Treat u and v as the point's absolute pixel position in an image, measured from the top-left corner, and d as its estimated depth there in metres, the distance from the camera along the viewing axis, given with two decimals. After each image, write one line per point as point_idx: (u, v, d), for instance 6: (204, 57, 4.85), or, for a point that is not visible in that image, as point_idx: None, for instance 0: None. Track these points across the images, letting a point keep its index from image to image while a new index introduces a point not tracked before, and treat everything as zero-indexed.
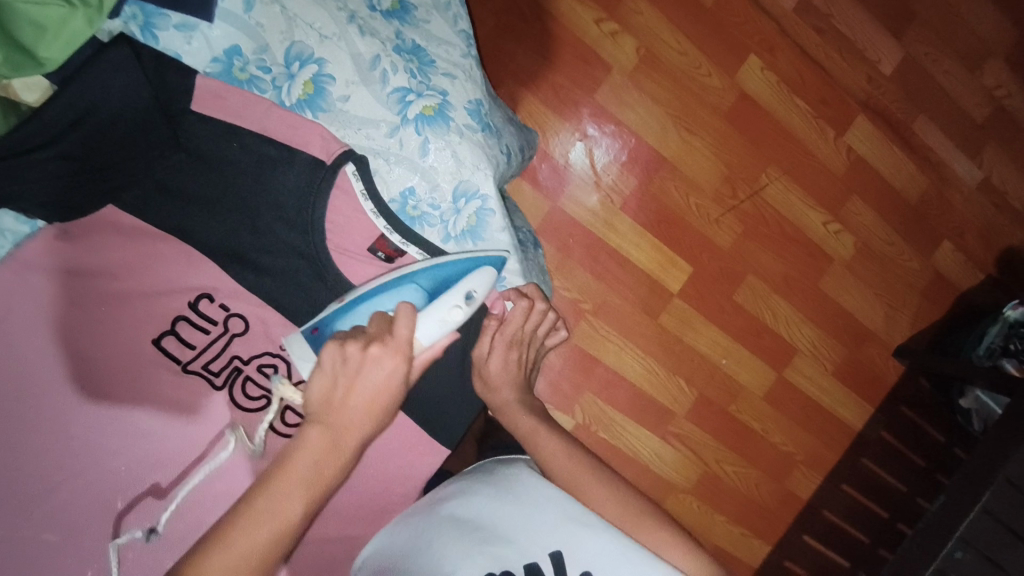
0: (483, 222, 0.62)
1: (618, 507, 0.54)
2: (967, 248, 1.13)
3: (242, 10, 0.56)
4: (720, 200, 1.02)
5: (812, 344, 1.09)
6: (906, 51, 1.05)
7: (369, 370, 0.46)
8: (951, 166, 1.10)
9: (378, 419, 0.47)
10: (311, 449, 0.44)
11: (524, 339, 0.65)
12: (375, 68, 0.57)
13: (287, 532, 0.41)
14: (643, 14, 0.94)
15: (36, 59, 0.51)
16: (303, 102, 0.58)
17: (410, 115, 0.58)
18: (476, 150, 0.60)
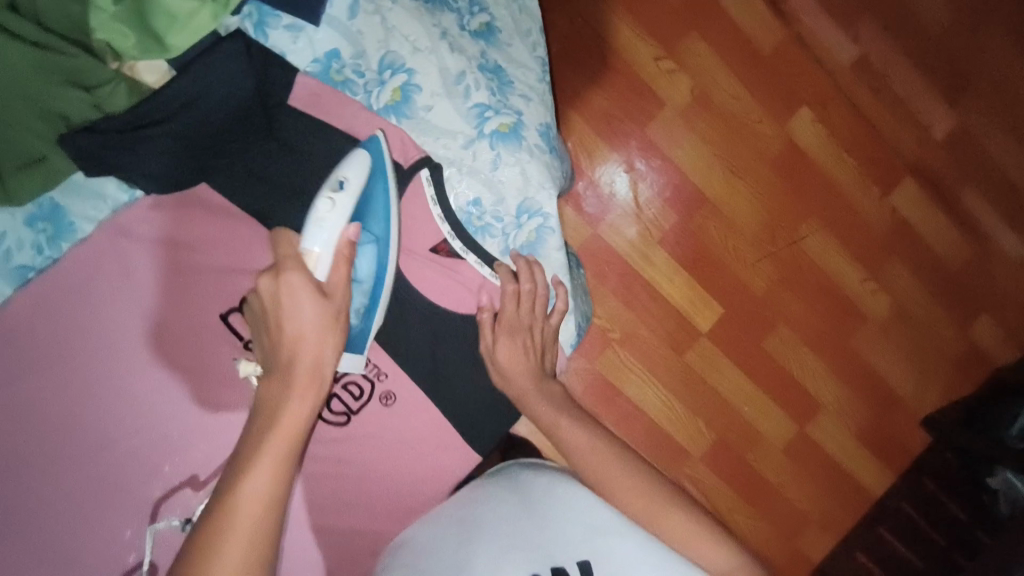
0: (541, 240, 0.65)
1: (644, 504, 0.56)
2: (1006, 323, 1.11)
3: (346, 16, 0.59)
4: (758, 245, 1.02)
5: (837, 401, 1.08)
6: (960, 120, 1.05)
7: (284, 299, 0.48)
8: (997, 240, 1.09)
9: (314, 341, 0.48)
10: (266, 398, 0.47)
11: (533, 323, 0.64)
12: (459, 83, 0.60)
13: (275, 477, 0.44)
14: (703, 57, 0.96)
15: (162, 44, 0.57)
16: (389, 107, 0.61)
17: (486, 130, 0.60)
18: (544, 169, 0.62)
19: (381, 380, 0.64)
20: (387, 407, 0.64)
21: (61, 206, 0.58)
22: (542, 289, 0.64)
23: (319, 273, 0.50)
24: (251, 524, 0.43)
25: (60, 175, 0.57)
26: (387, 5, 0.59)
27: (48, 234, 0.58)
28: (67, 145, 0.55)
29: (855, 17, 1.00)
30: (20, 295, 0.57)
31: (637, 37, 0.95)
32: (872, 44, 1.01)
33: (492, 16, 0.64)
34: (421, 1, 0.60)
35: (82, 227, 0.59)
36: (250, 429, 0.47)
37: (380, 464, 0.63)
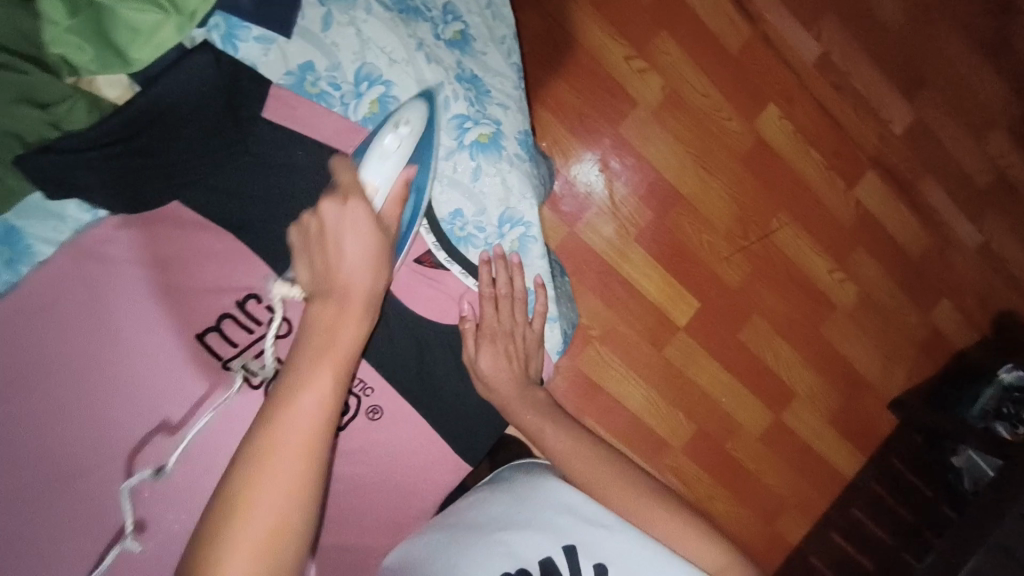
0: (524, 248, 0.66)
1: (633, 501, 0.57)
2: (965, 307, 1.16)
3: (320, 29, 0.60)
4: (730, 239, 1.04)
5: (809, 388, 1.11)
6: (918, 113, 1.09)
7: (346, 219, 0.48)
8: (953, 228, 1.14)
9: (372, 262, 0.48)
10: (319, 317, 0.45)
11: (514, 327, 0.66)
12: (438, 94, 0.61)
13: (331, 392, 0.42)
14: (672, 55, 0.98)
15: (125, 58, 0.56)
16: (368, 119, 0.62)
17: (465, 140, 0.62)
18: (523, 178, 0.65)
19: (368, 395, 0.63)
20: (374, 422, 0.63)
21: (18, 227, 0.55)
22: (519, 291, 0.65)
23: (376, 204, 0.52)
24: (307, 435, 0.39)
25: (17, 196, 0.55)
26: (362, 17, 0.60)
27: (2, 259, 0.55)
28: (28, 166, 0.52)
29: (818, 15, 1.03)
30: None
31: (607, 36, 0.95)
32: (833, 41, 1.04)
33: (466, 24, 0.65)
34: (396, 13, 0.61)
35: (41, 250, 0.56)
36: (298, 348, 0.44)
37: (369, 481, 0.63)
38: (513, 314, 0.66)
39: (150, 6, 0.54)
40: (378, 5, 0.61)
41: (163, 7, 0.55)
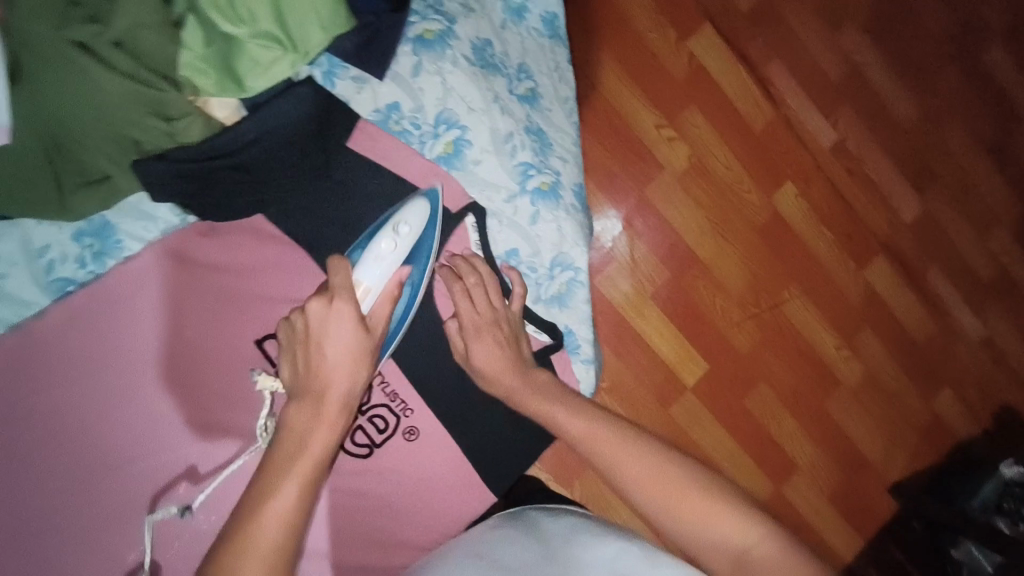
0: (570, 292, 0.80)
1: (643, 467, 0.58)
2: (966, 397, 1.18)
3: (410, 75, 0.72)
4: (742, 305, 1.07)
5: (811, 462, 1.11)
6: (926, 205, 1.14)
7: (329, 324, 0.56)
8: (958, 319, 1.17)
9: (349, 368, 0.55)
10: (301, 420, 0.52)
11: (493, 313, 0.73)
12: (507, 143, 0.75)
13: (299, 498, 0.48)
14: (699, 128, 1.04)
15: (240, 85, 0.63)
16: (442, 158, 0.75)
17: (528, 187, 0.76)
18: (576, 227, 0.79)
19: (407, 415, 0.74)
20: (409, 441, 0.74)
21: (111, 224, 0.68)
22: (485, 275, 0.73)
23: (365, 303, 0.60)
24: (276, 540, 0.45)
25: (121, 194, 0.65)
26: (448, 68, 0.72)
27: (94, 250, 0.69)
28: (139, 170, 0.61)
29: (836, 105, 1.10)
30: (58, 306, 0.67)
31: (641, 104, 1.01)
32: (849, 130, 1.11)
33: (535, 83, 0.79)
34: (478, 68, 0.74)
35: (131, 244, 0.69)
36: (276, 446, 0.51)
37: (396, 498, 0.73)
38: (488, 301, 0.73)
39: (273, 46, 0.63)
40: (463, 60, 0.73)
41: (283, 46, 0.63)
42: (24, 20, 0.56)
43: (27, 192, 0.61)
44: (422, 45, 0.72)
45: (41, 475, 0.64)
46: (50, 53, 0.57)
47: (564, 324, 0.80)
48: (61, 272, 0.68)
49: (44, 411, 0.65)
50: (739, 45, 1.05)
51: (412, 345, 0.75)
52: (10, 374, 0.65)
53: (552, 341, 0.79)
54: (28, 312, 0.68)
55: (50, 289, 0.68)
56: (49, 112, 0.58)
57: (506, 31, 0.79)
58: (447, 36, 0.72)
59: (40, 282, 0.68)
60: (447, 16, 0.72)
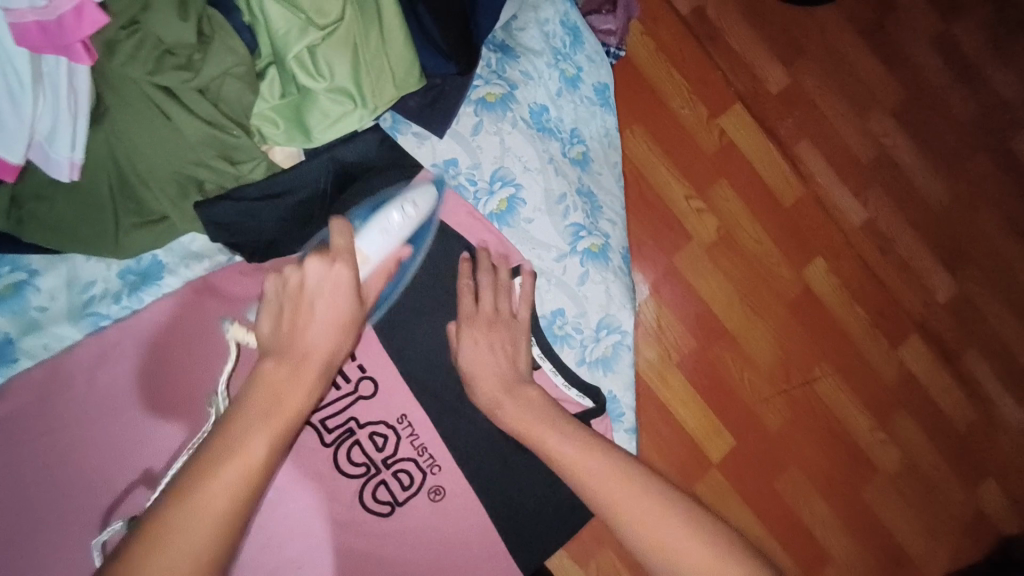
0: (616, 354, 0.81)
1: (638, 507, 0.55)
2: (1013, 493, 1.10)
3: (470, 134, 0.78)
4: (772, 381, 1.04)
5: (846, 556, 1.03)
6: (960, 289, 1.12)
7: (325, 284, 0.53)
8: (1000, 408, 1.12)
9: (335, 335, 0.53)
10: (268, 376, 0.49)
11: (498, 313, 0.71)
12: (560, 204, 0.80)
13: (266, 456, 0.46)
14: (729, 200, 1.05)
15: (306, 135, 0.69)
16: (495, 214, 0.79)
17: (578, 247, 0.80)
18: (624, 289, 0.82)
19: (435, 472, 0.73)
20: (434, 501, 0.73)
21: (158, 262, 0.72)
22: (502, 275, 0.73)
23: (362, 272, 0.59)
24: (227, 507, 0.43)
25: (175, 231, 0.69)
26: (507, 129, 0.79)
27: (134, 286, 0.71)
28: (202, 212, 0.67)
29: (865, 186, 1.11)
30: (91, 340, 0.69)
31: (672, 176, 1.03)
32: (879, 210, 1.11)
33: (587, 147, 0.85)
34: (535, 131, 0.80)
35: (171, 282, 0.72)
36: (247, 395, 0.49)
37: (418, 565, 0.72)
38: (495, 302, 0.71)
39: (347, 101, 0.68)
40: (522, 121, 0.80)
41: (355, 101, 0.68)
42: (119, 63, 0.60)
43: (85, 226, 0.65)
44: (485, 107, 0.79)
45: (62, 508, 0.66)
46: (134, 97, 0.62)
47: (608, 387, 0.80)
48: (97, 307, 0.71)
49: (65, 445, 0.67)
50: (768, 124, 1.08)
51: (439, 404, 0.74)
52: (33, 406, 0.67)
53: (594, 405, 0.77)
54: (57, 347, 0.70)
55: (83, 324, 0.70)
56: (123, 152, 0.64)
57: (561, 98, 0.84)
58: (508, 100, 0.79)
59: (74, 317, 0.70)
60: (509, 82, 0.80)
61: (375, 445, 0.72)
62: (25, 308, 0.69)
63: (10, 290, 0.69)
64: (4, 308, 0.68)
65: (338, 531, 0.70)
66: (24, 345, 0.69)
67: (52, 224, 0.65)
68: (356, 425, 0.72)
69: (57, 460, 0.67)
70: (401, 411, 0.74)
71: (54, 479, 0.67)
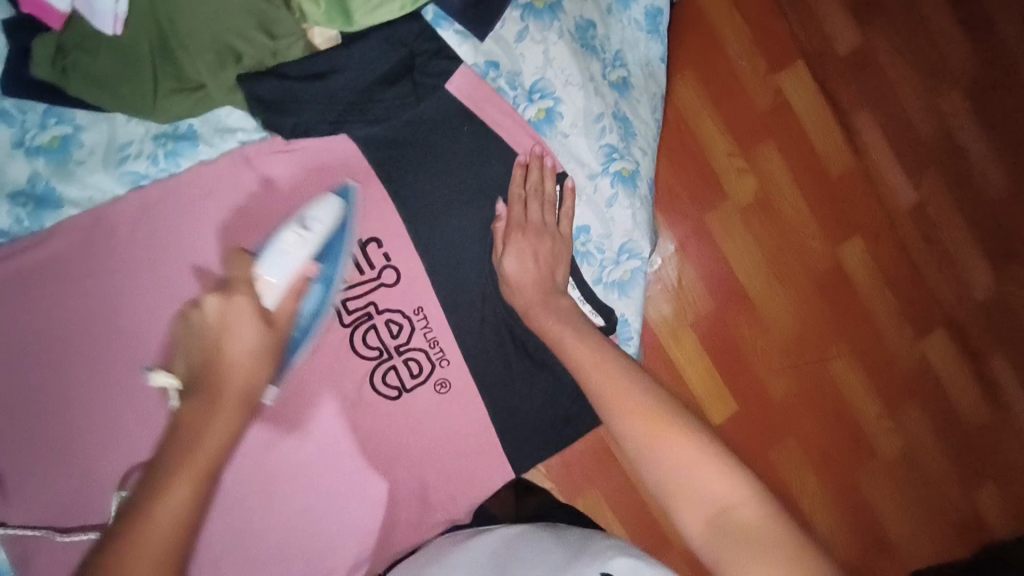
0: (633, 280, 0.81)
1: (620, 395, 0.58)
2: (1012, 498, 1.09)
3: (514, 41, 0.76)
4: (785, 352, 1.03)
5: (829, 531, 1.05)
6: (1001, 287, 1.08)
7: (230, 319, 0.54)
8: (1017, 413, 1.09)
9: (251, 363, 0.54)
10: (196, 416, 0.50)
11: (545, 226, 0.73)
12: (597, 123, 0.79)
13: (190, 498, 0.47)
14: (773, 163, 1.01)
15: (348, 19, 0.70)
16: (532, 121, 0.78)
17: (610, 169, 0.79)
18: (647, 218, 0.81)
19: (443, 365, 0.76)
20: (439, 390, 0.76)
21: (195, 130, 0.72)
22: (549, 184, 0.75)
23: (265, 299, 0.57)
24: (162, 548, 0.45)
25: (211, 102, 0.70)
26: (552, 39, 0.77)
27: (168, 148, 0.71)
28: (244, 84, 0.69)
29: (921, 167, 1.05)
30: (132, 196, 0.70)
31: (717, 130, 0.99)
32: (931, 193, 1.06)
33: (628, 72, 0.82)
34: (578, 46, 0.78)
35: (206, 151, 0.72)
36: (168, 446, 0.50)
37: (413, 466, 0.75)
38: (541, 212, 0.73)
39: None
40: (568, 34, 0.77)
41: None
42: None
43: (127, 86, 0.67)
44: (532, 13, 0.77)
45: (75, 368, 0.68)
46: None
47: (620, 312, 0.81)
48: (132, 165, 0.70)
49: (94, 299, 0.68)
50: (829, 86, 1.02)
51: (447, 326, 0.76)
52: (58, 264, 0.69)
53: (605, 325, 0.78)
54: (101, 198, 0.70)
55: (123, 180, 0.70)
56: (166, 14, 0.66)
57: (610, 16, 0.82)
58: (557, 8, 0.77)
59: (111, 170, 0.70)
60: None
61: (389, 331, 0.75)
62: (67, 159, 0.70)
63: (56, 142, 0.70)
64: (49, 158, 0.69)
65: (338, 428, 0.73)
66: (69, 195, 0.70)
67: (97, 78, 0.67)
68: (375, 310, 0.74)
69: (84, 316, 0.68)
70: (418, 303, 0.75)
71: (73, 337, 0.68)
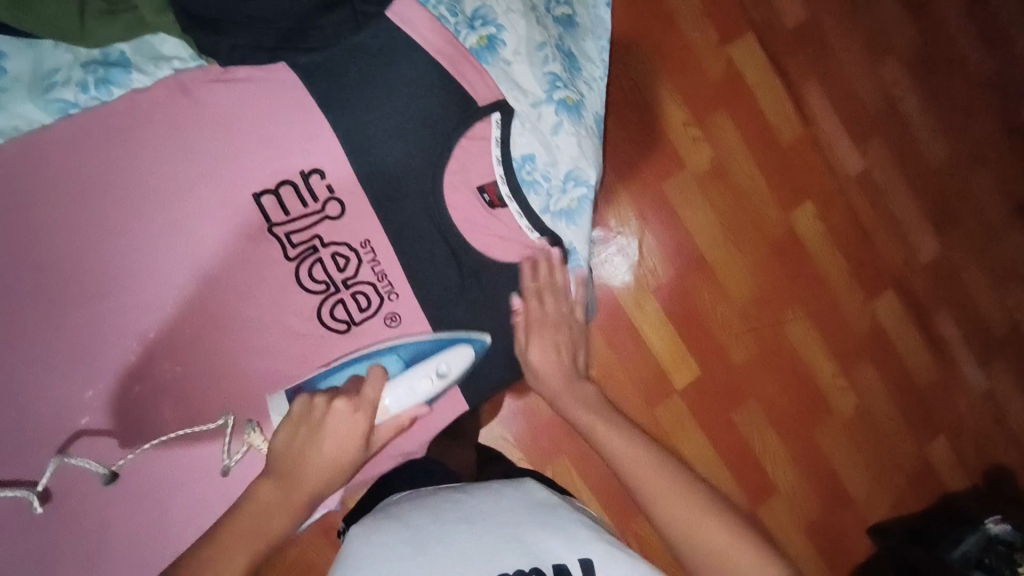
0: (581, 208, 0.75)
1: (611, 434, 0.67)
2: (961, 450, 1.15)
3: None
4: (744, 317, 1.06)
5: (792, 490, 1.08)
6: (944, 249, 1.13)
7: (337, 428, 0.57)
8: (963, 369, 1.15)
9: (332, 472, 0.57)
10: (267, 499, 0.55)
11: (562, 317, 0.73)
12: (540, 51, 0.73)
13: (242, 574, 0.52)
14: (727, 132, 1.04)
15: None
16: (473, 49, 0.72)
17: (554, 97, 0.73)
18: (595, 147, 0.75)
19: (392, 298, 0.70)
20: (389, 326, 0.69)
21: (127, 58, 0.66)
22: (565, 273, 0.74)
23: (376, 420, 0.61)
24: None
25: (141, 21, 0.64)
26: None
27: (99, 76, 0.66)
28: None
29: (867, 135, 1.09)
30: (60, 125, 0.65)
31: (673, 100, 1.01)
32: (876, 160, 1.10)
33: (573, 10, 0.80)
34: None
35: (139, 79, 0.66)
36: (237, 514, 0.54)
37: None
38: (558, 304, 0.73)
39: None
40: None
41: None
42: None
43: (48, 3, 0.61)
44: None
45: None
46: None
47: (568, 241, 0.76)
48: (62, 93, 0.65)
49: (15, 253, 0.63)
50: (778, 58, 1.05)
51: None
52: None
53: (554, 253, 0.74)
54: (27, 129, 0.65)
55: (50, 109, 0.65)
56: None
57: None
58: None
59: (38, 98, 0.65)
60: None
61: (335, 265, 0.69)
62: None
63: None
64: None
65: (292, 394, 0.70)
66: None
67: None
68: (320, 243, 0.68)
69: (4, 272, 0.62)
70: (365, 235, 0.69)
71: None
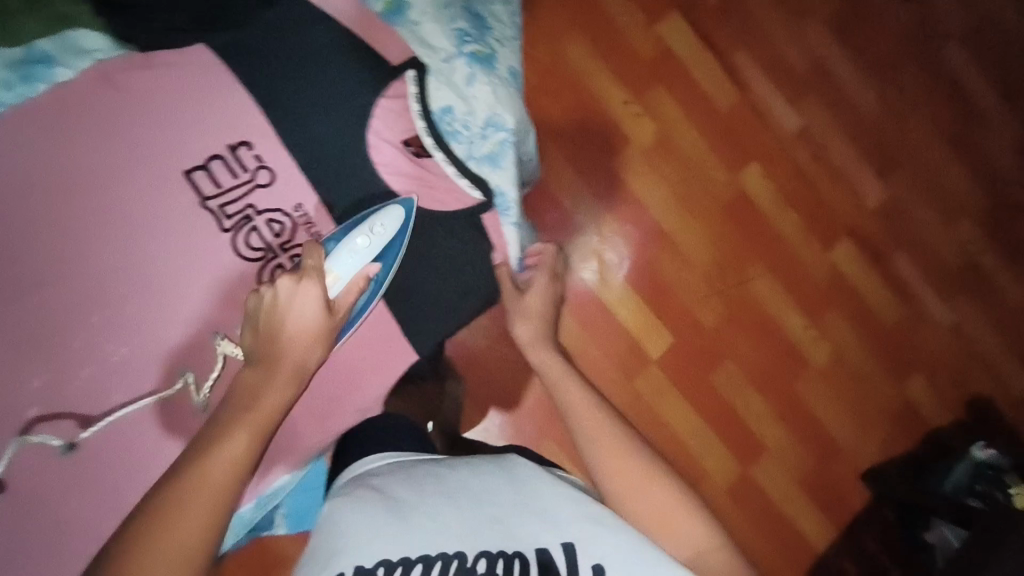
0: (503, 151, 0.75)
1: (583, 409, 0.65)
2: (938, 385, 1.17)
3: None
4: (709, 280, 1.08)
5: (780, 445, 1.09)
6: (890, 194, 1.17)
7: (294, 296, 0.57)
8: (927, 306, 1.17)
9: (307, 337, 0.56)
10: (252, 379, 0.54)
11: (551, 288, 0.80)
12: (446, 11, 0.76)
13: (247, 449, 0.49)
14: (666, 105, 1.07)
15: None
16: (382, 14, 0.75)
17: (464, 50, 0.75)
18: (510, 95, 0.76)
19: None
20: None
21: (49, 53, 0.67)
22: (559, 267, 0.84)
23: (331, 291, 0.61)
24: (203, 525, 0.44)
25: None
26: None
27: (23, 72, 0.66)
28: None
29: (800, 94, 1.14)
30: None
31: (609, 80, 1.05)
32: (812, 117, 1.15)
33: None
34: None
35: (63, 72, 0.67)
36: (230, 403, 0.53)
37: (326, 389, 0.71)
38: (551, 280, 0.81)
39: None
40: None
41: None
42: None
43: None
44: None
45: None
46: None
47: (495, 184, 0.76)
48: None
49: None
50: (705, 31, 1.10)
51: None
52: None
53: (484, 200, 0.74)
54: None
55: None
56: None
57: None
58: None
59: None
60: None
61: (271, 231, 0.68)
62: None
63: None
64: None
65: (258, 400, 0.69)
66: None
67: None
68: (254, 212, 0.68)
69: None
70: (298, 199, 0.69)
71: None
